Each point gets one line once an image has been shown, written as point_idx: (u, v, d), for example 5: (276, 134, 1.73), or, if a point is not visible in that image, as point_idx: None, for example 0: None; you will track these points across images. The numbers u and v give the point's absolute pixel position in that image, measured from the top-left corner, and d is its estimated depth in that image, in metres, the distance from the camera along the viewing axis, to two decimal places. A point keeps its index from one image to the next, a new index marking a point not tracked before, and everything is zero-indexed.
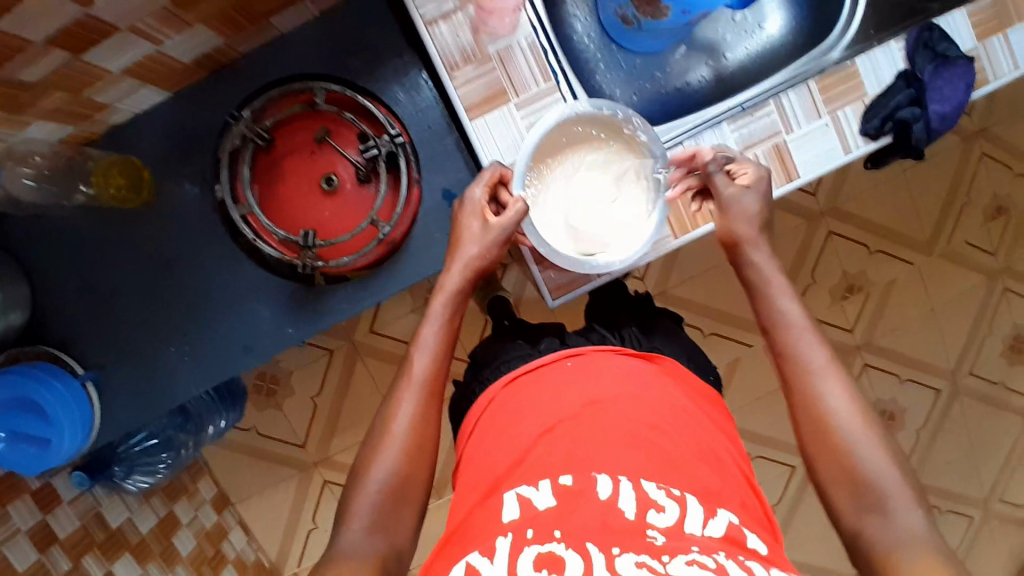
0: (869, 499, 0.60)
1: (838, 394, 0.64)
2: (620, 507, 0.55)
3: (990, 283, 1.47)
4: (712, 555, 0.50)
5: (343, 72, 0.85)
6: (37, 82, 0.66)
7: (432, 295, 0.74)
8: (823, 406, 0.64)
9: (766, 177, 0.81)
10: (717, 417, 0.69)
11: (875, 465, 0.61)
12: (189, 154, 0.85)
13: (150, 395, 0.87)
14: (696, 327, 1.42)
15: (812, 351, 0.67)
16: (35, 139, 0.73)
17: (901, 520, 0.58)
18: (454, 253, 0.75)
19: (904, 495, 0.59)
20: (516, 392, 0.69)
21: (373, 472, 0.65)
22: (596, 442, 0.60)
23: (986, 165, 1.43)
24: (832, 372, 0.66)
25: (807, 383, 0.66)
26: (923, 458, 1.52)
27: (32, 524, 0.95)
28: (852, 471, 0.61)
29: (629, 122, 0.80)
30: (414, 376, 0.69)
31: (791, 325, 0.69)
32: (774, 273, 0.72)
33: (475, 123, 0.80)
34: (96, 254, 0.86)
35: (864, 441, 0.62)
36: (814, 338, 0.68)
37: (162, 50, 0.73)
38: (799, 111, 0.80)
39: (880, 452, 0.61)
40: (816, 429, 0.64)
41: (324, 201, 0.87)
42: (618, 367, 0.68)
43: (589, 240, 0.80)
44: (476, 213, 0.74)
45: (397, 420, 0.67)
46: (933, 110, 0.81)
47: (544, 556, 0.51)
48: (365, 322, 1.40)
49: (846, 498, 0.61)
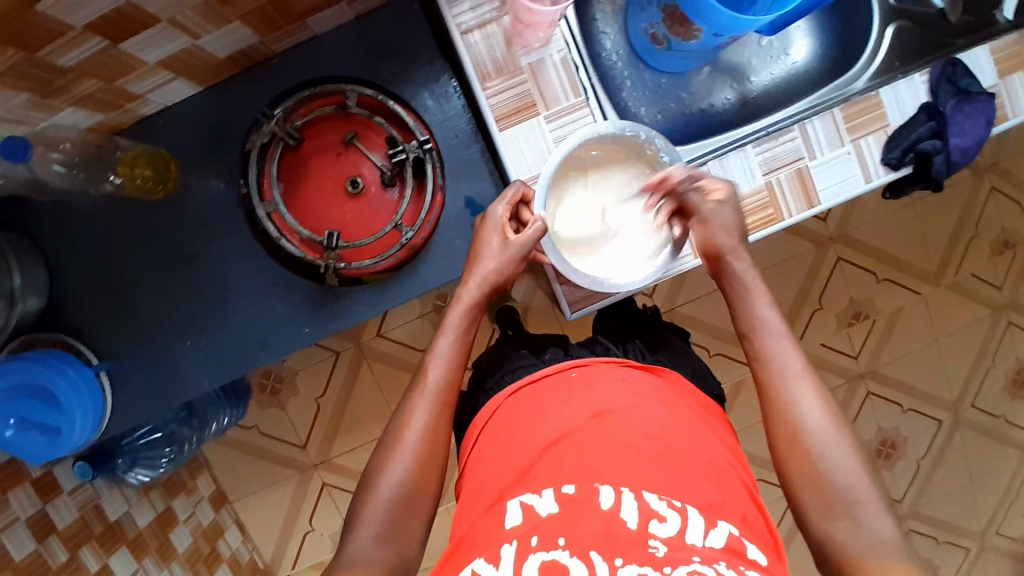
0: (839, 506, 0.60)
1: (810, 399, 0.65)
2: (623, 517, 0.55)
3: (995, 317, 1.48)
4: (713, 565, 0.51)
5: (374, 76, 0.86)
6: (73, 68, 0.67)
7: (448, 305, 0.74)
8: (794, 411, 0.65)
9: (787, 202, 0.81)
10: (720, 430, 0.69)
11: (844, 470, 0.61)
12: (216, 149, 0.86)
13: (161, 387, 0.87)
14: (702, 346, 1.43)
15: (786, 356, 0.68)
16: (65, 125, 0.74)
17: (870, 527, 0.59)
18: (472, 266, 0.75)
19: (874, 503, 0.60)
20: (520, 401, 0.69)
21: (384, 480, 0.65)
22: (598, 451, 0.60)
23: (997, 200, 1.45)
24: (806, 377, 0.66)
25: (780, 386, 0.66)
26: (922, 488, 1.52)
27: (31, 513, 0.94)
28: (821, 476, 0.62)
29: (653, 142, 0.80)
30: (428, 386, 0.69)
31: (766, 330, 0.69)
32: (754, 280, 0.72)
33: (504, 133, 0.81)
34: (116, 244, 0.86)
35: (835, 449, 0.63)
36: (787, 341, 0.68)
37: (197, 44, 0.74)
38: (822, 137, 0.81)
39: (851, 457, 0.62)
40: (789, 434, 0.65)
41: (348, 203, 0.88)
42: (624, 379, 0.69)
43: (609, 259, 0.81)
44: (497, 230, 0.75)
45: (409, 429, 0.67)
46: (954, 144, 0.82)
47: (549, 564, 0.52)
48: (373, 325, 1.40)
49: (815, 503, 0.62)
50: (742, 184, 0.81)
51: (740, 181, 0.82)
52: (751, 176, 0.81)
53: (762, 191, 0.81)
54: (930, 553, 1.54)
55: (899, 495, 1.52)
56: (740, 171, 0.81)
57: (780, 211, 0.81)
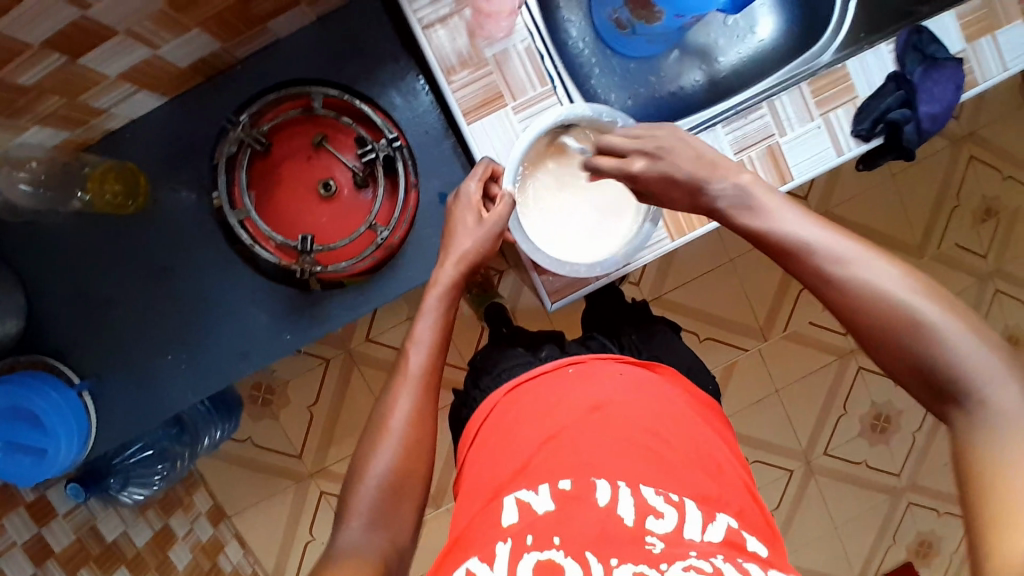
0: (952, 387, 0.49)
1: (881, 279, 0.53)
2: (619, 514, 0.54)
3: (980, 285, 1.49)
4: (710, 559, 0.50)
5: (339, 77, 0.86)
6: (33, 86, 0.66)
7: (427, 288, 0.73)
8: (868, 304, 0.53)
9: (760, 178, 0.81)
10: (717, 423, 0.69)
11: (943, 334, 0.50)
12: (186, 160, 0.85)
13: (146, 403, 0.86)
14: (692, 331, 1.43)
15: (828, 243, 0.56)
16: (31, 144, 0.73)
17: (996, 402, 0.47)
18: (448, 247, 0.74)
19: (992, 367, 0.48)
20: (515, 400, 0.69)
21: (372, 468, 0.64)
22: (595, 446, 0.60)
23: (975, 168, 1.46)
24: (862, 252, 0.55)
25: (836, 277, 0.55)
26: (919, 460, 1.52)
27: (26, 537, 0.93)
28: (919, 362, 0.51)
29: (628, 130, 0.79)
30: (410, 371, 0.69)
31: (800, 232, 0.58)
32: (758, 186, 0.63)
33: (472, 126, 0.81)
34: (91, 262, 0.85)
35: (925, 318, 0.51)
36: (815, 226, 0.58)
37: (158, 55, 0.73)
38: (791, 113, 0.81)
39: (947, 317, 0.50)
40: (872, 334, 0.53)
41: (321, 206, 0.87)
42: (622, 373, 0.69)
43: (571, 243, 0.82)
44: (470, 208, 0.75)
45: (394, 415, 0.67)
46: (924, 112, 0.82)
47: (543, 564, 0.51)
48: (361, 331, 1.39)
49: (925, 391, 0.51)
50: None
51: None
52: (723, 156, 0.81)
53: None
54: (932, 526, 1.54)
55: (897, 468, 1.52)
56: None
57: None
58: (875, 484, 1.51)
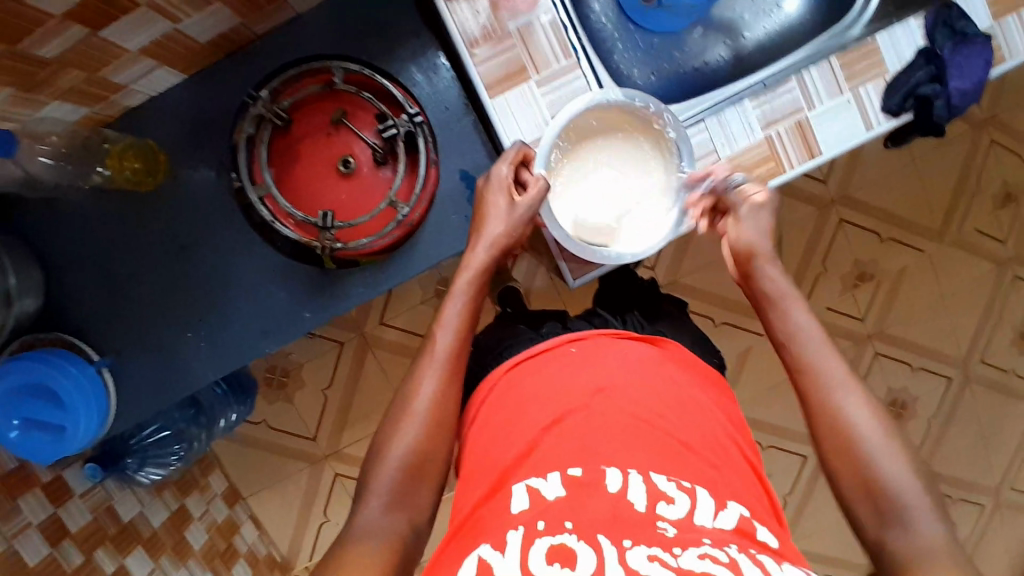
0: (889, 512, 0.57)
1: (858, 405, 0.61)
2: (630, 499, 0.54)
3: (999, 271, 1.47)
4: (724, 548, 0.50)
5: (359, 52, 0.85)
6: (55, 59, 0.65)
7: (458, 270, 0.73)
8: (843, 419, 0.61)
9: (788, 154, 0.80)
10: (720, 399, 0.68)
11: (896, 473, 0.58)
12: (204, 137, 0.85)
13: (166, 381, 0.87)
14: (707, 315, 1.42)
15: (828, 362, 0.64)
16: (52, 119, 0.73)
17: (922, 532, 0.56)
18: (479, 230, 0.74)
19: (927, 508, 0.57)
20: (519, 377, 0.67)
21: (394, 448, 0.64)
22: (599, 432, 0.59)
23: (996, 152, 1.43)
24: (853, 384, 0.62)
25: (826, 393, 0.62)
26: (933, 447, 1.52)
27: (44, 517, 0.94)
28: (874, 486, 0.58)
29: (661, 116, 0.80)
30: (435, 353, 0.68)
31: (805, 337, 0.65)
32: (786, 285, 0.69)
33: (495, 101, 0.79)
34: (110, 240, 0.85)
35: (884, 451, 0.59)
36: (827, 348, 0.64)
37: (179, 29, 0.72)
38: (821, 88, 0.80)
39: (900, 461, 0.59)
40: (838, 442, 0.61)
41: (340, 182, 0.87)
42: (625, 353, 0.68)
43: (582, 205, 0.82)
44: (503, 190, 0.74)
45: (418, 397, 0.66)
46: (954, 87, 0.80)
47: (557, 548, 0.49)
48: (375, 314, 1.39)
49: (868, 509, 0.58)
50: (741, 140, 0.80)
51: (739, 137, 0.80)
52: (750, 131, 0.80)
53: (762, 146, 0.80)
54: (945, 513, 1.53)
55: None
56: (739, 127, 0.80)
57: (782, 164, 0.80)
58: None
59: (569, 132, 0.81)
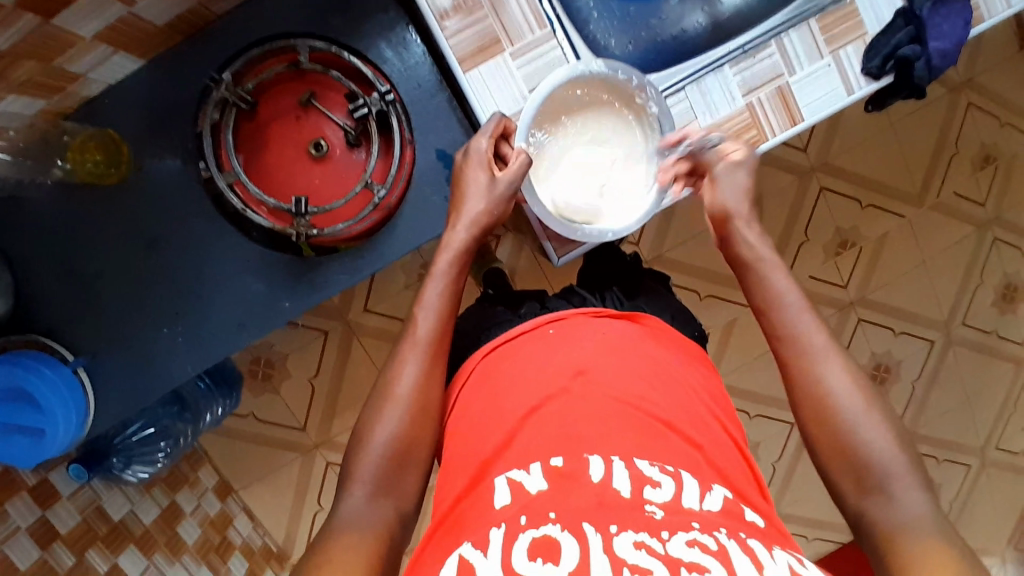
0: (874, 480, 0.57)
1: (838, 374, 0.61)
2: (615, 487, 0.52)
3: (980, 233, 1.48)
4: (713, 534, 0.49)
5: (325, 30, 0.82)
6: (9, 51, 0.62)
7: (437, 251, 0.71)
8: (822, 390, 0.61)
9: (770, 121, 0.79)
10: (703, 377, 0.68)
11: (878, 442, 0.58)
12: (168, 125, 0.82)
13: (145, 379, 0.84)
14: (693, 289, 1.41)
15: (809, 331, 0.63)
16: (8, 113, 0.70)
17: (903, 501, 0.56)
18: (458, 209, 0.72)
19: (907, 475, 0.57)
20: (498, 363, 0.66)
21: (377, 435, 0.62)
22: (580, 417, 0.58)
23: (974, 115, 1.43)
24: (832, 353, 0.62)
25: (806, 363, 0.62)
26: (918, 409, 1.54)
27: (32, 521, 0.92)
28: (853, 455, 0.58)
29: (644, 90, 0.77)
30: (417, 337, 0.66)
31: (785, 305, 0.65)
32: (766, 251, 0.68)
33: (469, 75, 0.77)
34: (78, 236, 0.82)
35: (866, 420, 0.59)
36: (807, 316, 0.64)
37: (134, 12, 0.69)
38: (801, 52, 0.78)
39: (880, 429, 0.58)
40: (818, 412, 0.61)
41: (313, 167, 0.84)
42: (602, 332, 0.67)
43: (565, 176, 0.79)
44: (482, 164, 0.72)
45: (400, 382, 0.64)
46: (934, 47, 0.78)
47: (539, 540, 0.48)
48: (358, 301, 1.38)
49: (848, 478, 0.58)
50: (723, 108, 0.79)
51: (720, 105, 0.79)
52: (731, 99, 0.79)
53: (743, 113, 0.79)
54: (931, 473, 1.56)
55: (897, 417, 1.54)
56: (719, 94, 0.79)
57: (764, 132, 0.79)
58: None
59: (551, 103, 0.78)
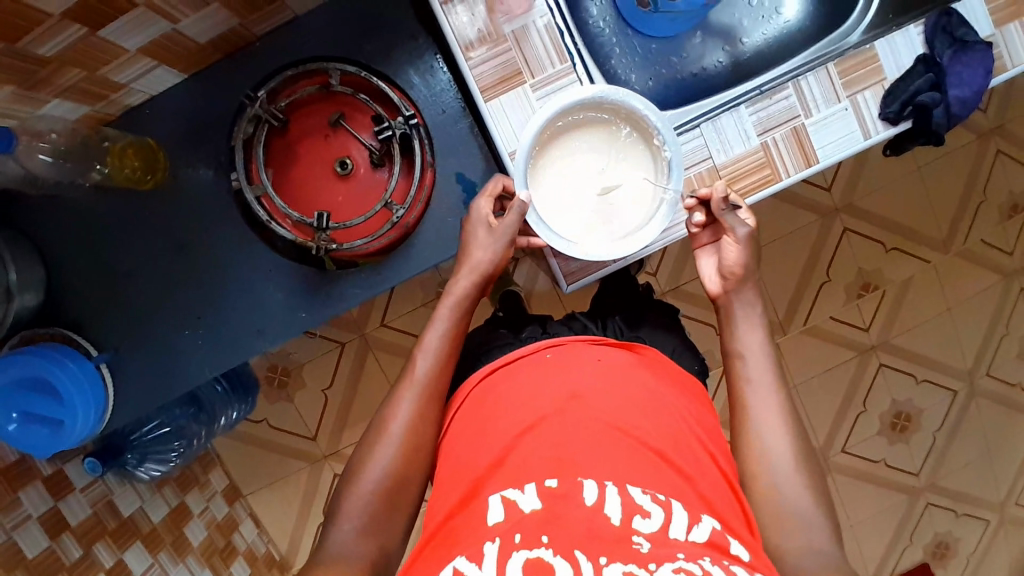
0: (790, 530, 0.61)
1: (780, 426, 0.66)
2: (607, 513, 0.53)
3: (1007, 282, 1.45)
4: (698, 562, 0.49)
5: (357, 55, 0.86)
6: (54, 57, 0.66)
7: (440, 297, 0.74)
8: (765, 434, 0.66)
9: (785, 161, 0.80)
10: (694, 408, 0.68)
11: (797, 498, 0.63)
12: (202, 137, 0.86)
13: (161, 379, 0.87)
14: (708, 324, 1.41)
15: (765, 384, 0.68)
16: (53, 117, 0.74)
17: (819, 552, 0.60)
18: (462, 258, 0.75)
19: (822, 533, 0.61)
20: (494, 384, 0.67)
21: (369, 471, 0.64)
22: (576, 439, 0.59)
23: (1003, 163, 1.41)
24: (780, 408, 0.67)
25: (754, 409, 0.67)
26: (938, 460, 1.50)
27: (43, 511, 0.95)
28: (776, 502, 0.63)
29: (661, 134, 0.77)
30: (415, 377, 0.69)
31: (751, 355, 0.70)
32: (747, 307, 0.73)
33: (489, 104, 0.80)
34: (110, 238, 0.86)
35: (794, 473, 0.64)
36: (768, 370, 0.69)
37: (177, 30, 0.73)
38: (818, 95, 0.79)
39: (802, 488, 0.63)
40: (756, 454, 0.65)
41: (337, 184, 0.87)
42: (601, 358, 0.68)
43: (574, 166, 0.79)
44: (481, 221, 0.75)
45: (394, 420, 0.67)
46: (953, 95, 0.79)
47: (532, 562, 0.49)
48: (375, 315, 1.40)
49: (771, 520, 0.62)
50: (737, 146, 0.80)
51: (735, 143, 0.80)
52: (746, 137, 0.80)
53: (758, 152, 0.80)
54: (949, 527, 1.51)
55: (915, 467, 1.50)
56: (734, 133, 0.80)
57: (777, 171, 0.80)
58: (893, 483, 1.49)
59: (571, 112, 0.78)
